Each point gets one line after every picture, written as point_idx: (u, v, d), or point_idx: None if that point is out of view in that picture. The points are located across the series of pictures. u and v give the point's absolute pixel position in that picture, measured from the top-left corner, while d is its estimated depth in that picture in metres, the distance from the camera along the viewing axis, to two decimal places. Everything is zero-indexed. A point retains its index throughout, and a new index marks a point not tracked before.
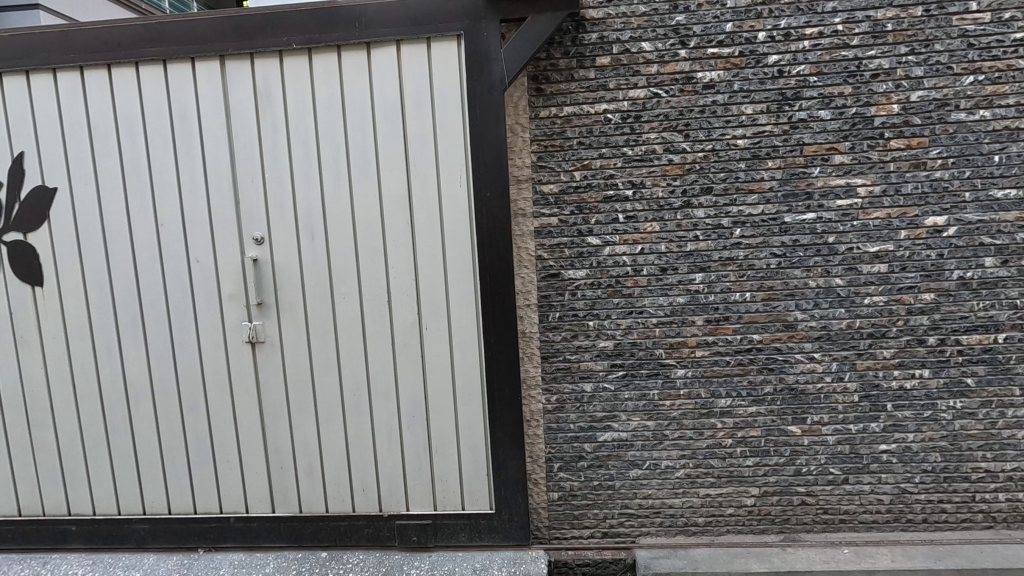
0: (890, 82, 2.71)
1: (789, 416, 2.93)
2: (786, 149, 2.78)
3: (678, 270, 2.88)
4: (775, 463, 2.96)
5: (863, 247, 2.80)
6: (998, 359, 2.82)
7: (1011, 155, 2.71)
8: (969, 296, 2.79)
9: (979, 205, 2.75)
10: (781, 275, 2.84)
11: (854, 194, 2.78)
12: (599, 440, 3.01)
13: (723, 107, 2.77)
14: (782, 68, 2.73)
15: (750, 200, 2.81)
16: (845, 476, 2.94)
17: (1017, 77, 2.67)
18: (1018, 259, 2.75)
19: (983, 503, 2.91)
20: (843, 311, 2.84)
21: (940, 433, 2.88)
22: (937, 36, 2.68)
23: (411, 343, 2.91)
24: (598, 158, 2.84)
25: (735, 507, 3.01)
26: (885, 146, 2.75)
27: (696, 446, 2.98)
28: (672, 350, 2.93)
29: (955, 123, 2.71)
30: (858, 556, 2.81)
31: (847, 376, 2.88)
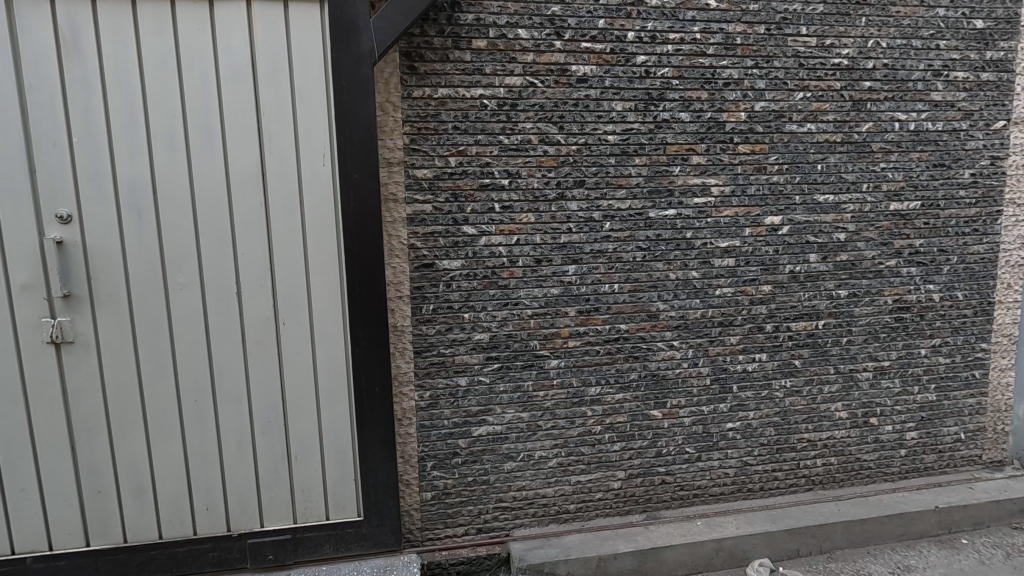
0: (739, 92, 2.96)
1: (651, 402, 3.10)
2: (652, 147, 2.91)
3: (552, 262, 2.89)
4: (639, 446, 3.11)
5: (715, 243, 3.04)
6: (818, 342, 3.23)
7: (829, 165, 3.11)
8: (798, 288, 3.16)
9: (807, 207, 3.12)
10: (646, 268, 2.99)
11: (708, 193, 3.00)
12: (474, 435, 2.94)
13: (595, 101, 2.83)
14: (648, 69, 2.85)
15: (618, 194, 2.91)
16: (698, 454, 3.19)
17: (835, 96, 3.06)
18: (834, 256, 3.17)
19: (805, 468, 3.32)
20: (698, 301, 3.07)
21: (774, 410, 3.23)
22: (776, 54, 2.97)
23: (266, 339, 2.59)
24: (474, 145, 2.75)
25: (603, 491, 3.11)
26: (734, 150, 3.00)
27: (568, 435, 3.03)
28: (546, 341, 2.94)
29: (789, 133, 3.04)
30: (709, 526, 3.06)
31: (701, 362, 3.12)
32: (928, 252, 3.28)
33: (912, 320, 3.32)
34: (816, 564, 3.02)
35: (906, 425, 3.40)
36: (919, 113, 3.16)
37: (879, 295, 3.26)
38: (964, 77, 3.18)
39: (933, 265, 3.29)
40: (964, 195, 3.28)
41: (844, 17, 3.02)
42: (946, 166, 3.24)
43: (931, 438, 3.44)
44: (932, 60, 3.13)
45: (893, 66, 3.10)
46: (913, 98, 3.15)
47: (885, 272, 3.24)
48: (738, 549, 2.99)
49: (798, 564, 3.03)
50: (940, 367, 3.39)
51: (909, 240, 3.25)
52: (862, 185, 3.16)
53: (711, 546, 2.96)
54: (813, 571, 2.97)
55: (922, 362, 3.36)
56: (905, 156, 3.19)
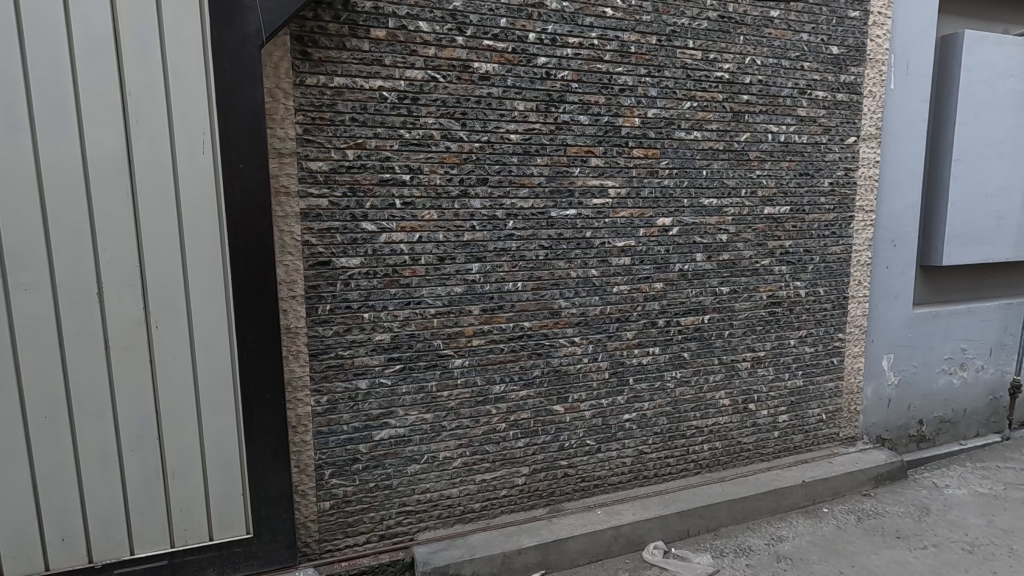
0: (634, 98, 3.11)
1: (553, 397, 3.17)
2: (552, 148, 2.97)
3: (455, 260, 2.86)
4: (542, 441, 3.17)
5: (612, 242, 3.17)
6: (704, 336, 3.47)
7: (713, 171, 3.35)
8: (686, 285, 3.38)
9: (694, 210, 3.34)
10: (548, 266, 3.05)
11: (605, 194, 3.12)
12: (376, 439, 2.83)
13: (498, 100, 2.83)
14: (549, 71, 2.91)
15: (521, 194, 2.94)
16: (598, 446, 3.31)
17: (718, 107, 3.31)
18: (717, 256, 3.43)
19: (694, 453, 3.56)
20: (597, 298, 3.18)
21: (666, 400, 3.43)
22: (666, 64, 3.15)
23: (136, 346, 2.32)
24: (373, 138, 2.65)
25: (508, 488, 3.14)
26: (629, 154, 3.14)
27: (473, 434, 3.02)
28: (450, 341, 2.91)
29: (678, 140, 3.24)
30: (608, 515, 3.19)
31: (600, 357, 3.24)
32: (796, 253, 3.64)
33: (783, 314, 3.67)
34: (704, 542, 3.24)
35: (778, 409, 3.75)
36: (788, 126, 3.50)
37: (756, 292, 3.57)
38: (824, 96, 3.57)
39: (800, 264, 3.66)
40: (824, 202, 3.68)
41: (725, 34, 3.27)
42: (810, 175, 3.61)
43: (798, 419, 3.83)
44: (799, 80, 3.48)
45: (767, 82, 3.40)
46: (783, 112, 3.48)
47: (761, 270, 3.56)
48: (635, 534, 3.14)
49: (688, 543, 3.24)
50: (806, 356, 3.78)
51: (780, 242, 3.59)
52: (741, 190, 3.44)
53: (610, 533, 3.08)
54: (702, 549, 3.19)
55: (791, 351, 3.73)
56: (777, 165, 3.51)
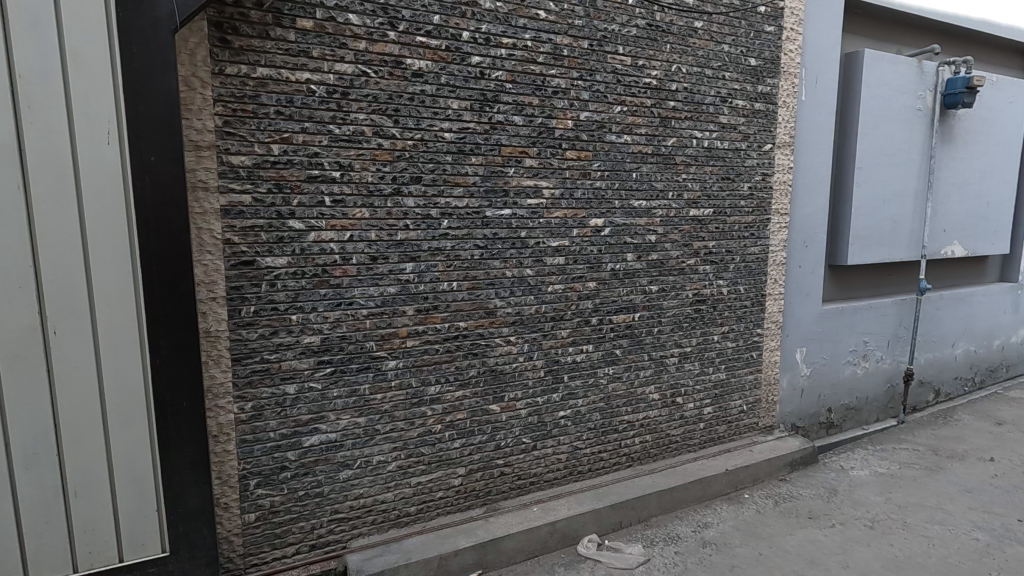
0: (567, 101, 3.16)
1: (489, 396, 3.17)
2: (487, 147, 2.97)
3: (388, 259, 2.80)
4: (478, 441, 3.17)
5: (546, 242, 3.21)
6: (635, 333, 3.59)
7: (642, 174, 3.47)
8: (618, 284, 3.48)
9: (625, 211, 3.44)
10: (483, 266, 3.04)
11: (540, 195, 3.15)
12: (305, 445, 2.72)
13: (431, 98, 2.80)
14: (483, 70, 2.91)
15: (455, 193, 2.92)
16: (534, 443, 3.34)
17: (647, 112, 3.43)
18: (647, 256, 3.55)
19: (626, 447, 3.67)
20: (532, 298, 3.21)
21: (599, 396, 3.52)
22: (598, 68, 3.23)
23: (29, 355, 2.11)
24: (300, 132, 2.55)
25: (444, 489, 3.11)
26: (562, 155, 3.19)
27: (408, 436, 2.97)
28: (383, 342, 2.84)
29: (609, 143, 3.33)
30: (544, 511, 3.23)
31: (535, 355, 3.27)
32: (719, 253, 3.84)
33: (708, 310, 3.85)
34: (636, 533, 3.35)
35: (703, 402, 3.94)
36: (711, 133, 3.68)
37: (682, 290, 3.73)
38: (743, 104, 3.77)
39: (722, 263, 3.86)
40: (744, 205, 3.90)
41: (653, 42, 3.39)
42: (731, 179, 3.81)
43: (722, 411, 4.04)
44: (721, 88, 3.67)
45: (692, 90, 3.56)
46: (706, 119, 3.65)
47: (687, 270, 3.72)
48: (570, 529, 3.20)
49: (621, 535, 3.34)
50: (728, 350, 3.99)
51: (705, 242, 3.77)
52: (668, 193, 3.58)
53: (545, 529, 3.12)
54: (633, 539, 3.29)
55: (715, 346, 3.93)
56: (701, 169, 3.68)
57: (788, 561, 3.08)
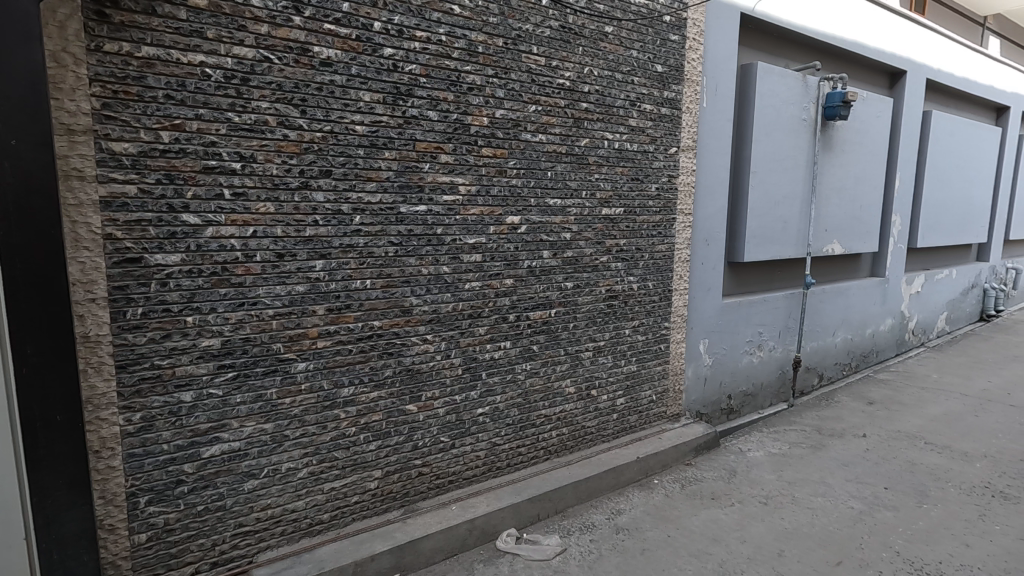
0: (482, 98, 3.16)
1: (406, 396, 3.11)
2: (401, 142, 2.90)
3: (296, 256, 2.66)
4: (395, 442, 3.10)
5: (463, 239, 3.19)
6: (551, 329, 3.66)
7: (557, 174, 3.54)
8: (534, 281, 3.53)
9: (541, 210, 3.50)
10: (398, 263, 2.98)
11: (456, 192, 3.13)
12: (204, 456, 2.54)
13: (341, 88, 2.69)
14: (396, 63, 2.83)
15: (368, 188, 2.83)
16: (452, 442, 3.33)
17: (560, 113, 3.50)
18: (562, 253, 3.63)
19: (543, 441, 3.74)
20: (449, 296, 3.18)
21: (517, 392, 3.56)
22: (512, 67, 3.25)
23: None
24: (194, 119, 2.36)
25: (359, 494, 3.01)
26: (478, 152, 3.19)
27: (319, 441, 2.84)
28: (291, 343, 2.70)
29: (524, 141, 3.37)
30: (463, 509, 3.22)
31: (453, 353, 3.25)
32: (629, 250, 4.01)
33: (619, 306, 4.01)
34: (553, 524, 3.43)
35: (616, 393, 4.10)
36: (621, 135, 3.82)
37: (596, 286, 3.85)
38: (651, 109, 3.96)
39: (632, 260, 4.03)
40: (652, 205, 4.09)
41: (566, 44, 3.46)
42: (640, 180, 3.98)
43: (633, 401, 4.22)
44: (630, 92, 3.82)
45: (603, 93, 3.68)
46: (617, 121, 3.78)
47: (600, 266, 3.85)
48: (489, 525, 3.21)
49: (538, 527, 3.40)
50: (638, 343, 4.18)
51: (616, 241, 3.92)
52: (582, 192, 3.68)
53: (464, 527, 3.12)
54: (550, 530, 3.36)
55: (627, 340, 4.10)
56: (612, 170, 3.82)
57: (692, 540, 3.27)
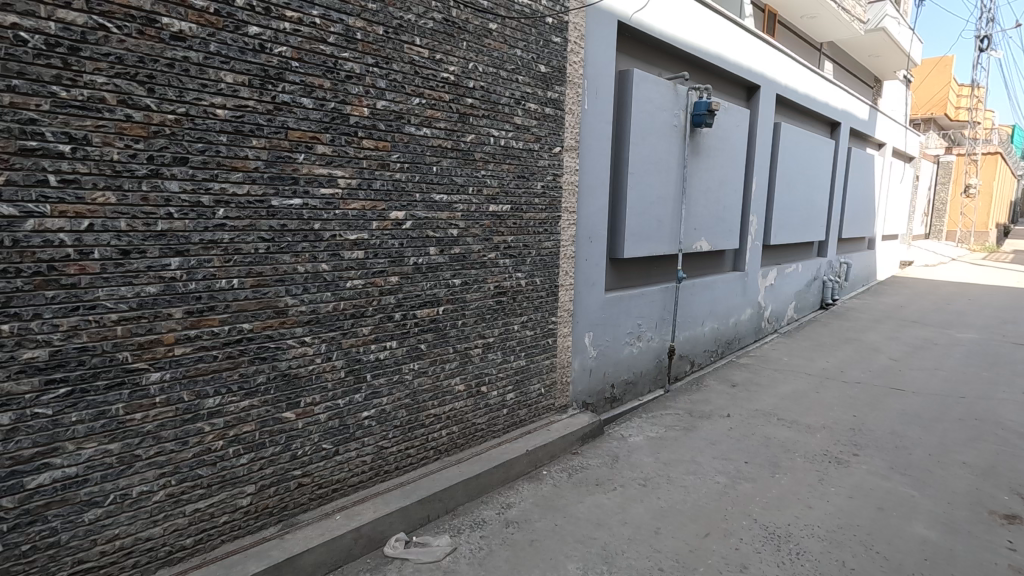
0: (361, 87, 3.01)
1: (283, 403, 2.89)
2: (270, 129, 2.68)
3: (146, 253, 2.36)
4: (270, 454, 2.88)
5: (343, 235, 3.03)
6: (439, 326, 3.60)
7: (443, 169, 3.48)
8: (421, 278, 3.45)
9: (426, 205, 3.42)
10: (270, 261, 2.75)
11: (334, 184, 2.96)
12: (30, 487, 2.17)
13: (197, 67, 2.43)
14: (263, 43, 2.61)
15: (233, 178, 2.58)
16: (335, 448, 3.16)
17: (445, 107, 3.44)
18: (449, 249, 3.59)
19: (433, 440, 3.68)
20: (329, 294, 3.01)
21: (405, 393, 3.46)
22: (394, 57, 3.14)
23: None
24: (6, 91, 2.00)
25: (229, 513, 2.76)
26: (358, 144, 3.04)
27: (179, 459, 2.56)
28: (141, 351, 2.40)
29: (408, 134, 3.27)
30: (348, 517, 3.07)
31: (334, 355, 3.08)
32: (516, 247, 4.06)
33: (507, 302, 4.05)
34: (443, 524, 3.38)
35: (505, 388, 4.14)
36: (506, 132, 3.85)
37: (484, 283, 3.85)
38: (535, 108, 4.03)
39: (519, 256, 4.09)
40: (538, 202, 4.17)
41: (449, 38, 3.41)
42: (526, 178, 4.05)
43: (522, 396, 4.29)
44: (514, 90, 3.86)
45: (487, 89, 3.68)
46: (502, 119, 3.81)
47: (487, 263, 3.85)
48: (375, 531, 3.09)
49: (428, 528, 3.33)
50: (527, 338, 4.26)
51: (504, 237, 3.95)
52: (468, 188, 3.65)
53: (349, 537, 2.97)
54: (440, 531, 3.32)
55: (515, 335, 4.15)
56: (498, 167, 3.84)
57: (578, 527, 3.40)
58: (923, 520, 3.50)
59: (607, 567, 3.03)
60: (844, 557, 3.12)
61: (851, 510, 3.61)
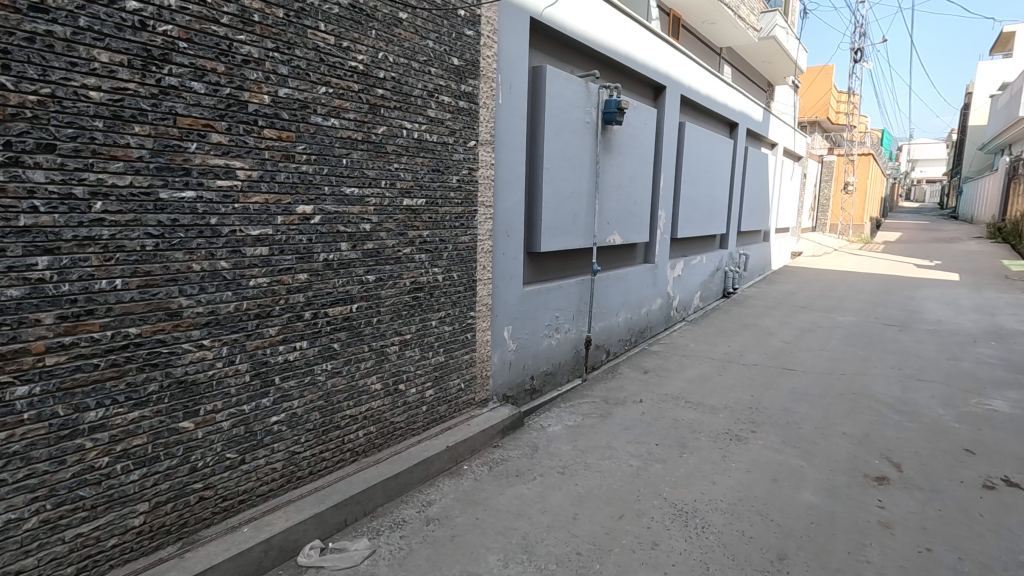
0: (260, 73, 2.84)
1: (179, 412, 2.68)
2: (156, 116, 2.46)
3: (5, 252, 2.10)
4: (166, 468, 2.66)
5: (244, 230, 2.85)
6: (353, 325, 3.49)
7: (353, 162, 3.36)
8: (332, 275, 3.31)
9: (336, 199, 3.28)
10: (160, 259, 2.53)
11: (232, 176, 2.77)
12: None
13: (65, 43, 2.18)
14: (144, 20, 2.38)
15: (112, 168, 2.34)
16: (240, 457, 2.97)
17: (354, 97, 3.32)
18: (362, 245, 3.47)
19: (349, 442, 3.57)
20: (230, 294, 2.82)
21: (318, 395, 3.33)
22: (297, 42, 2.98)
23: None
24: None
25: (118, 535, 2.52)
26: (259, 133, 2.86)
27: (55, 480, 2.30)
28: (4, 363, 2.13)
29: (315, 125, 3.12)
30: (257, 529, 2.90)
31: (237, 359, 2.89)
32: (432, 241, 4.00)
33: (424, 298, 3.99)
34: (361, 527, 3.29)
35: (424, 385, 4.08)
36: (420, 125, 3.78)
37: (399, 279, 3.77)
38: (449, 101, 3.98)
39: (436, 251, 4.04)
40: (454, 197, 4.14)
41: (357, 25, 3.29)
42: (441, 171, 3.99)
43: (442, 392, 4.25)
44: (427, 83, 3.79)
45: (398, 80, 3.59)
46: (415, 111, 3.73)
47: (402, 258, 3.77)
48: (288, 541, 2.94)
49: (345, 533, 3.23)
50: (445, 334, 4.22)
51: (419, 232, 3.88)
52: (380, 181, 3.55)
53: (258, 549, 2.81)
54: (358, 534, 3.22)
55: (433, 331, 4.11)
56: (412, 160, 3.76)
57: (499, 519, 3.43)
58: (810, 487, 3.86)
59: (526, 556, 3.07)
60: (743, 527, 3.37)
61: (749, 483, 3.91)
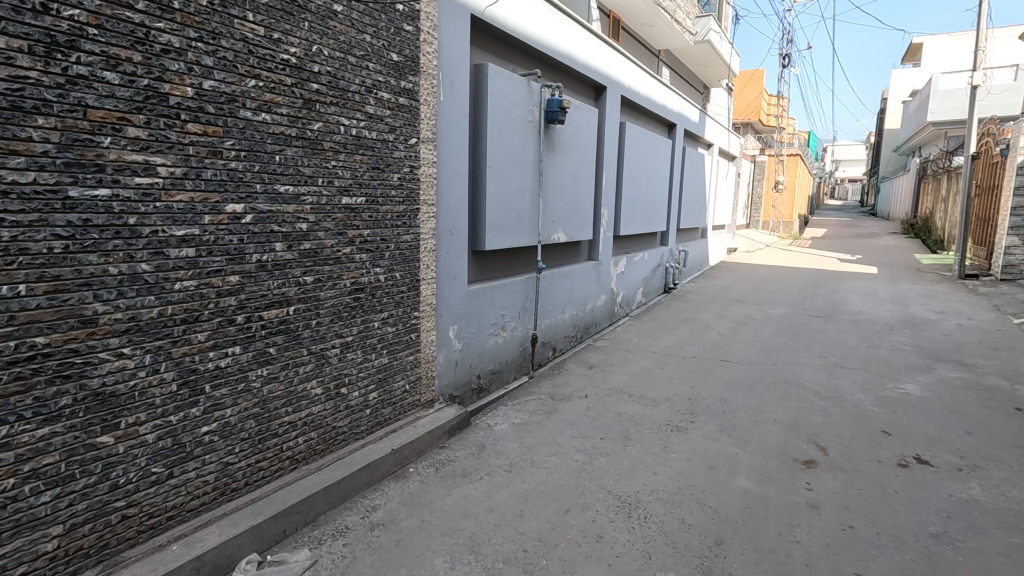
0: (182, 64, 2.67)
1: (97, 426, 2.50)
2: (63, 107, 2.28)
3: None
4: (83, 486, 2.47)
5: (168, 230, 2.68)
6: (290, 328, 3.36)
7: (287, 158, 3.23)
8: (266, 277, 3.17)
9: (269, 197, 3.15)
10: (71, 262, 2.34)
11: (153, 173, 2.60)
12: None
13: None
14: (47, 3, 2.20)
15: (12, 164, 2.16)
16: (167, 471, 2.81)
17: (287, 92, 3.19)
18: (298, 245, 3.34)
19: (288, 449, 3.44)
20: (153, 298, 2.65)
21: (253, 402, 3.18)
22: (223, 32, 2.83)
23: None
24: None
25: (28, 562, 2.32)
26: (181, 128, 2.70)
27: None
28: None
29: (244, 119, 2.98)
30: (187, 545, 2.74)
31: (162, 367, 2.72)
32: (373, 241, 3.91)
33: (366, 299, 3.90)
34: (301, 537, 3.18)
35: (367, 388, 3.99)
36: (358, 121, 3.68)
37: (339, 279, 3.66)
38: (388, 97, 3.90)
39: (377, 250, 3.96)
40: (395, 195, 4.06)
41: (288, 16, 3.16)
42: (380, 169, 3.91)
43: (386, 394, 4.17)
44: (365, 78, 3.70)
45: (334, 75, 3.48)
46: (352, 107, 3.63)
47: (342, 258, 3.67)
48: (222, 557, 2.80)
49: (284, 545, 3.11)
50: (388, 335, 4.14)
51: (359, 231, 3.78)
52: (317, 179, 3.43)
53: (189, 567, 2.66)
54: (298, 545, 3.11)
55: (375, 332, 4.02)
56: (350, 157, 3.66)
57: (445, 520, 3.40)
58: (745, 473, 4.04)
59: (473, 556, 3.06)
60: (683, 515, 3.48)
61: (689, 472, 4.05)
